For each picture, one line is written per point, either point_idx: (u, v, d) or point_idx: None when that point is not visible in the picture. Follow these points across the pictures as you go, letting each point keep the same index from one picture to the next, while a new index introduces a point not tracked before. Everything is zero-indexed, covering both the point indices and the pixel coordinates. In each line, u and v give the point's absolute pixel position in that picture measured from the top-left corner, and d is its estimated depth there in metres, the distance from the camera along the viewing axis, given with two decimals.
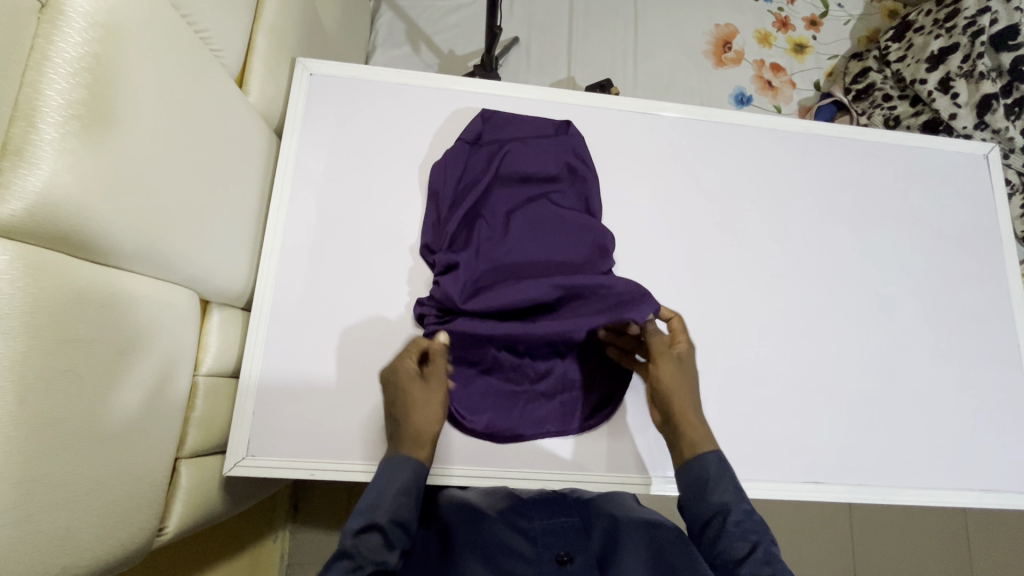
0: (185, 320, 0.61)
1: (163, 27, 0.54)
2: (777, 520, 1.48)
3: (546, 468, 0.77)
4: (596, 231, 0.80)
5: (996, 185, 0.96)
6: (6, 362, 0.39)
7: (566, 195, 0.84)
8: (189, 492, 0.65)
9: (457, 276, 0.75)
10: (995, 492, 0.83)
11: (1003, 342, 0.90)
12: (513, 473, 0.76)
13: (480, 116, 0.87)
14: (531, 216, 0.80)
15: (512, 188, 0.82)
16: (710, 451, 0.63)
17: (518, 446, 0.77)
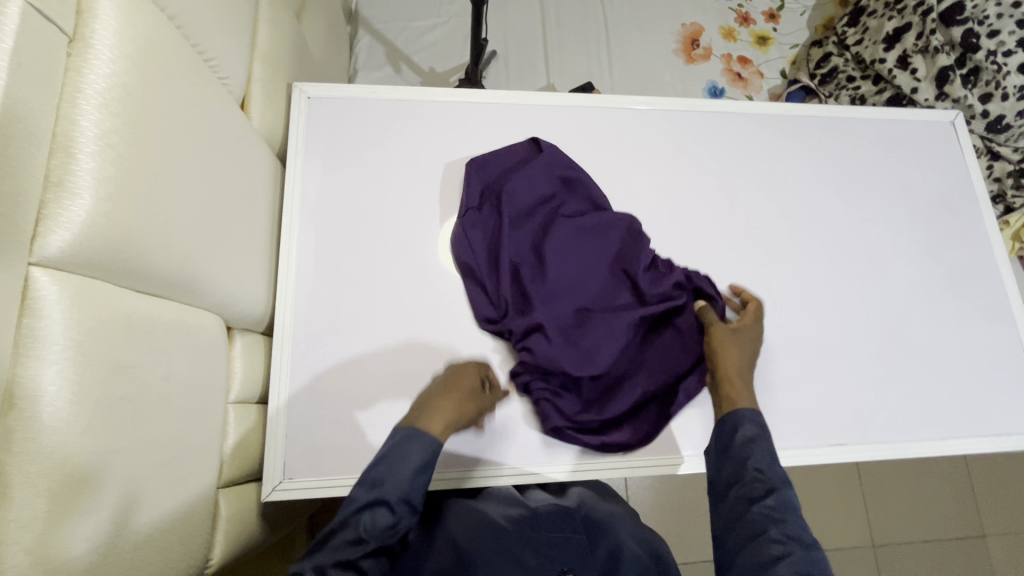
0: (215, 345, 0.61)
1: (178, 55, 0.55)
2: (793, 496, 1.51)
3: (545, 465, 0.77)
4: (619, 223, 0.85)
5: (966, 146, 1.02)
6: (56, 391, 0.39)
7: (572, 206, 0.87)
8: (230, 522, 0.64)
9: (546, 336, 0.76)
10: (1006, 436, 0.87)
11: (992, 292, 0.95)
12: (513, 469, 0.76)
13: (472, 163, 0.87)
14: (558, 243, 0.83)
15: (527, 227, 0.84)
16: (752, 413, 0.65)
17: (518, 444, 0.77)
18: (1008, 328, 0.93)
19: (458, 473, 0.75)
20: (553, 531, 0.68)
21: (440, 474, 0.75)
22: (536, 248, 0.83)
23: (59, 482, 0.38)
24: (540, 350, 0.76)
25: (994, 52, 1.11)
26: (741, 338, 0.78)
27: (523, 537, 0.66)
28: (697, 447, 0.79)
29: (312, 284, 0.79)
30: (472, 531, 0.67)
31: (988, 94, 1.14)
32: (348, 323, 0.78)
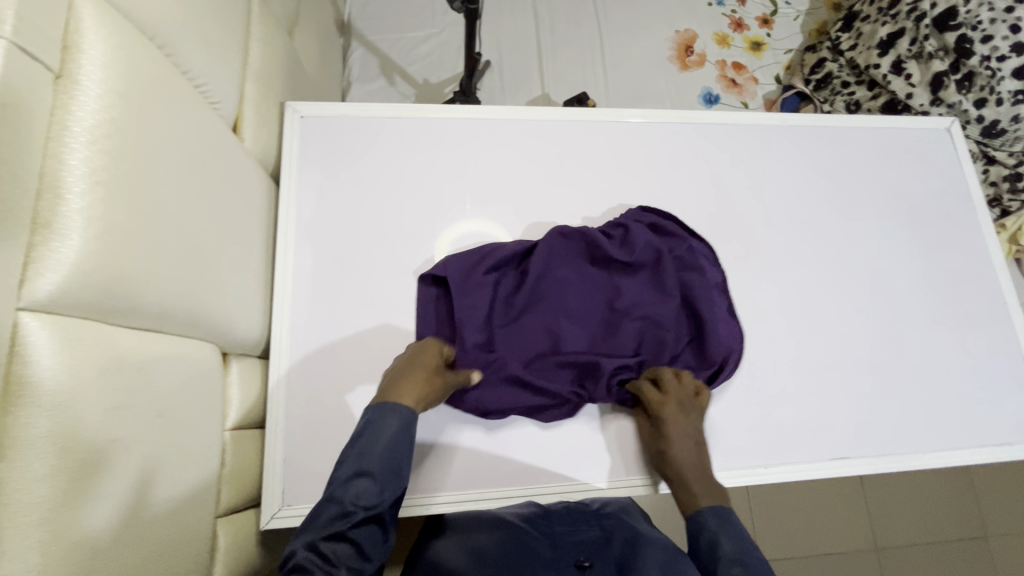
0: (210, 375, 0.61)
1: (167, 83, 0.54)
2: (796, 502, 1.50)
3: (549, 482, 0.77)
4: (566, 240, 0.82)
5: (962, 153, 1.02)
6: (48, 436, 0.38)
7: (512, 280, 0.81)
8: (229, 552, 0.63)
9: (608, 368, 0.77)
10: (1008, 446, 0.86)
11: (992, 299, 0.94)
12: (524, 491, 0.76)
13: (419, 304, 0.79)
14: (543, 308, 0.80)
15: (507, 319, 0.79)
16: (705, 506, 0.66)
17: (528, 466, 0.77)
18: (1008, 336, 0.93)
19: (460, 496, 0.75)
20: (570, 532, 0.71)
21: (442, 499, 0.75)
22: (526, 334, 0.79)
23: (54, 530, 0.38)
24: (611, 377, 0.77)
25: (987, 57, 1.11)
26: (686, 429, 0.73)
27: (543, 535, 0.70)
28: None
29: (309, 306, 0.78)
30: (488, 536, 0.70)
31: (982, 99, 1.14)
32: (344, 346, 0.77)
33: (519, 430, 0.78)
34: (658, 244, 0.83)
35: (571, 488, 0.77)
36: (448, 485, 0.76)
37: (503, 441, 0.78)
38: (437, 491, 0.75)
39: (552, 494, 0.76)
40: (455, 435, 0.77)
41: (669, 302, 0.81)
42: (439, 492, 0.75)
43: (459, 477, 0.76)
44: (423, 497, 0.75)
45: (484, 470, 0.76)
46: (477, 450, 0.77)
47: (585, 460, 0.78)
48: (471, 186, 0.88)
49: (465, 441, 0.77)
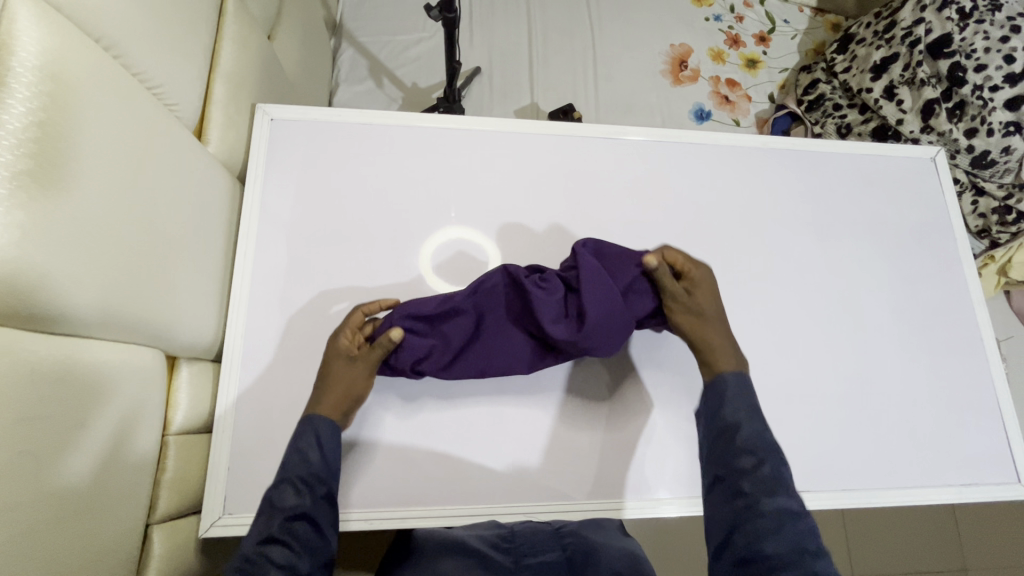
0: (147, 380, 0.60)
1: (107, 83, 0.53)
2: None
3: (503, 499, 0.77)
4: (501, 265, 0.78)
5: (946, 184, 1.00)
6: None
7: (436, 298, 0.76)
8: (164, 560, 0.62)
9: (545, 302, 0.73)
10: (976, 486, 0.84)
11: (970, 336, 0.92)
12: (502, 506, 0.77)
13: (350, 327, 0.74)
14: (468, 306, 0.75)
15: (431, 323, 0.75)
16: (728, 371, 0.62)
17: (506, 480, 0.78)
18: (982, 374, 0.91)
19: (412, 511, 0.75)
20: (534, 552, 0.68)
21: (393, 512, 0.75)
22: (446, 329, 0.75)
23: None
24: (542, 301, 0.73)
25: (979, 86, 1.10)
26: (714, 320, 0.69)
27: (509, 557, 0.67)
28: (671, 490, 0.80)
29: (266, 312, 0.77)
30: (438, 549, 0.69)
31: (973, 129, 1.12)
32: (298, 354, 0.76)
33: (491, 447, 0.79)
34: (595, 249, 0.76)
35: (552, 506, 0.78)
36: (420, 500, 0.76)
37: (461, 455, 0.78)
38: (385, 504, 0.75)
39: (510, 513, 0.77)
40: (431, 450, 0.77)
41: (604, 291, 0.72)
42: (389, 506, 0.75)
43: (435, 492, 0.76)
44: (385, 512, 0.75)
45: (436, 486, 0.77)
46: (453, 464, 0.77)
47: (547, 478, 0.78)
48: (441, 196, 0.87)
49: (444, 455, 0.78)
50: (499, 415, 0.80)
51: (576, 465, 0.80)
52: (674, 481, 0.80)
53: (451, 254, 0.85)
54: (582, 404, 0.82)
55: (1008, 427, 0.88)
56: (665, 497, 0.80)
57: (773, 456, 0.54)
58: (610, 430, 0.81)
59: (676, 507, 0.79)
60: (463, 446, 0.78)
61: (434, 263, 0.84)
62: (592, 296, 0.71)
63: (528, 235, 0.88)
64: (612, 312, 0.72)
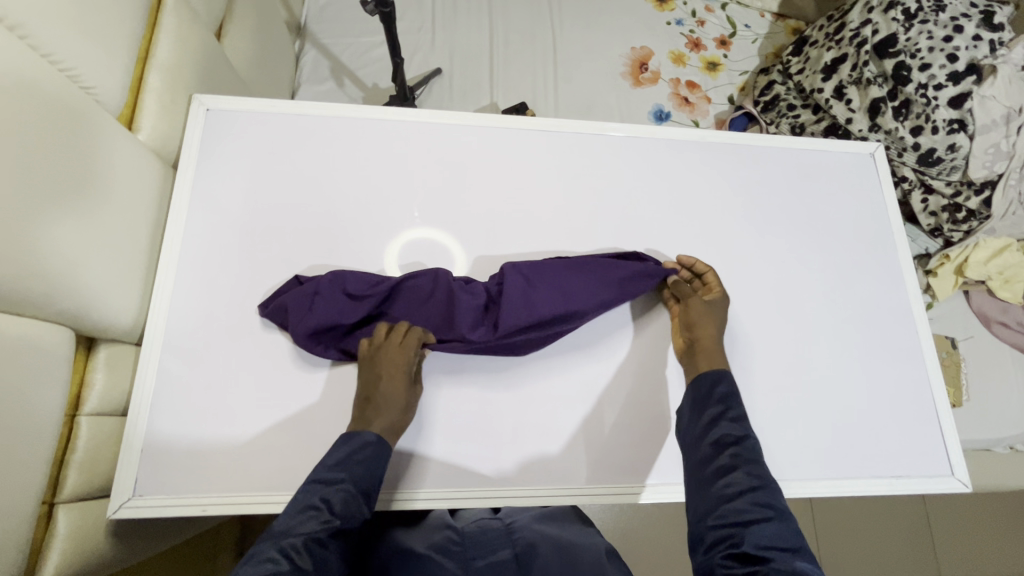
0: (49, 356, 0.60)
1: (6, 60, 0.54)
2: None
3: (499, 485, 0.78)
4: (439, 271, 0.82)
5: (885, 180, 1.00)
6: None
7: (364, 281, 0.79)
8: (67, 540, 0.62)
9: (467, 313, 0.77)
10: (906, 479, 0.84)
11: (905, 328, 0.92)
12: (497, 491, 0.77)
13: (271, 298, 0.77)
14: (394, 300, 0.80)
15: (350, 303, 0.77)
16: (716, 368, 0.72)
17: (499, 465, 0.78)
18: (916, 366, 0.90)
19: (408, 497, 0.76)
20: (484, 555, 0.69)
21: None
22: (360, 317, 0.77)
23: None
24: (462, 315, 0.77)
25: (924, 85, 1.11)
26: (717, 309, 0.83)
27: (456, 562, 0.68)
28: (615, 478, 0.80)
29: (190, 298, 0.78)
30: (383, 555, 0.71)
31: (919, 127, 1.12)
32: (221, 338, 0.77)
33: (488, 429, 0.79)
34: (529, 273, 0.81)
35: (549, 492, 0.78)
36: (416, 486, 0.76)
37: (459, 441, 0.78)
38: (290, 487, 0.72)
39: (500, 499, 0.77)
40: (428, 436, 0.78)
41: (521, 311, 0.78)
42: (391, 492, 0.75)
43: (429, 477, 0.77)
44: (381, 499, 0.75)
45: (421, 470, 0.77)
46: (448, 450, 0.78)
47: (541, 463, 0.79)
48: (376, 187, 0.88)
49: (439, 438, 0.78)
50: (472, 397, 0.80)
51: (512, 448, 0.79)
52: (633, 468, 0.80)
53: (424, 255, 0.86)
54: (558, 387, 0.82)
55: (942, 421, 0.87)
56: (623, 484, 0.80)
57: (760, 463, 0.60)
58: (605, 415, 0.82)
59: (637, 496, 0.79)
60: (461, 432, 0.79)
61: (402, 262, 0.85)
62: (509, 316, 0.77)
63: (461, 226, 0.88)
64: (519, 329, 0.78)
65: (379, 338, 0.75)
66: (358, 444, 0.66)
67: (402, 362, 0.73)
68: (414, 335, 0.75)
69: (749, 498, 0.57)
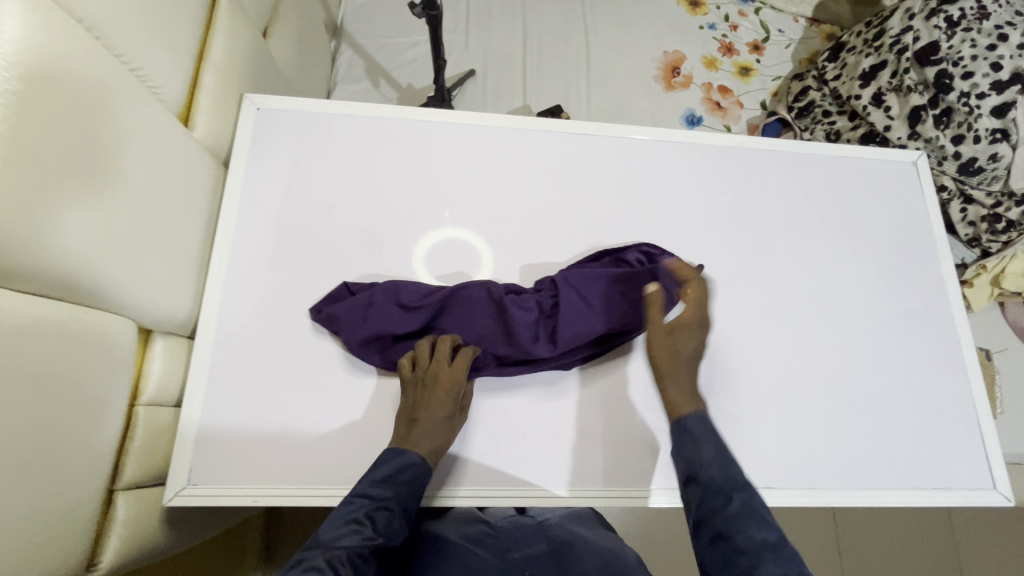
0: (114, 348, 0.62)
1: (85, 60, 0.56)
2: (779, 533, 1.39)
3: (545, 486, 0.78)
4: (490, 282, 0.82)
5: (928, 189, 1.00)
6: None
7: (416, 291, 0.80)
8: (126, 527, 0.64)
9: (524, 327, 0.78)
10: (948, 491, 0.83)
11: (948, 338, 0.92)
12: (543, 491, 0.78)
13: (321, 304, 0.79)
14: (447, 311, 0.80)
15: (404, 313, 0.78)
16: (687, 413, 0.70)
17: (546, 465, 0.79)
18: (958, 377, 0.90)
19: (456, 495, 0.76)
20: (519, 547, 0.72)
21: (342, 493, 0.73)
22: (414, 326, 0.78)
23: None
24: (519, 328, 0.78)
25: (966, 94, 1.10)
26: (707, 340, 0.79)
27: (494, 556, 0.70)
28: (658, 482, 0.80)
29: (241, 293, 0.80)
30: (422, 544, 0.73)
31: (960, 136, 1.12)
32: (271, 334, 0.78)
33: (535, 429, 0.80)
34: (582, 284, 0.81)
35: (594, 494, 0.78)
36: (463, 484, 0.77)
37: (506, 441, 0.79)
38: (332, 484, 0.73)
39: (547, 499, 0.77)
40: (476, 435, 0.79)
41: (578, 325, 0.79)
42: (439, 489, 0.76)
43: (476, 476, 0.77)
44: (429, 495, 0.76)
45: (469, 468, 0.77)
46: (496, 450, 0.78)
47: (586, 465, 0.79)
48: (420, 188, 0.89)
49: (487, 438, 0.79)
50: (520, 398, 0.81)
51: (539, 447, 0.79)
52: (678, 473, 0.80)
53: (448, 250, 0.87)
54: (605, 391, 0.82)
55: (984, 434, 0.87)
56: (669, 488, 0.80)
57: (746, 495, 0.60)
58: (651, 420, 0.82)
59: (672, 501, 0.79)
60: (508, 432, 0.79)
61: (428, 256, 0.86)
62: (567, 331, 0.78)
63: (503, 228, 0.89)
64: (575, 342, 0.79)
65: (425, 360, 0.75)
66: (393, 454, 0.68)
67: (451, 385, 0.73)
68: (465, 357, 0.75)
69: (744, 535, 0.56)
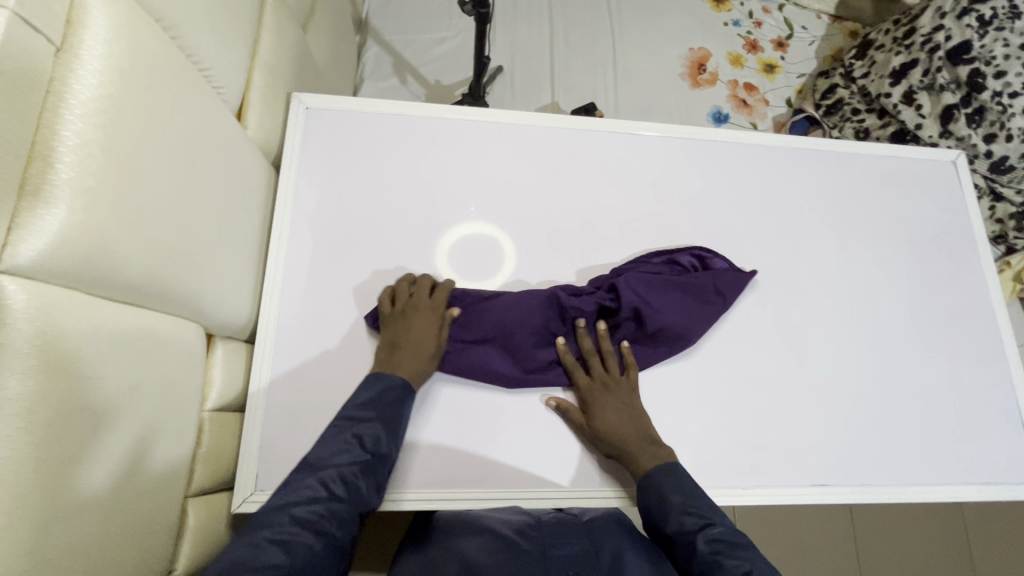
0: (188, 353, 0.61)
1: (164, 61, 0.55)
2: (806, 522, 1.40)
3: (541, 485, 0.77)
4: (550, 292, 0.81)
5: (966, 187, 1.01)
6: (31, 400, 0.40)
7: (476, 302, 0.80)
8: (197, 533, 0.63)
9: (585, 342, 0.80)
10: (995, 486, 0.85)
11: (988, 335, 0.93)
12: (544, 491, 0.77)
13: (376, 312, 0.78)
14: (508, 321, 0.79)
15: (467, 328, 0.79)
16: (651, 468, 0.69)
17: (546, 465, 0.78)
18: (1000, 372, 0.91)
19: (451, 494, 0.75)
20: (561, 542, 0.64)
21: (432, 499, 0.74)
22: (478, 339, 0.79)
23: (25, 494, 0.39)
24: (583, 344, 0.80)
25: (999, 93, 1.11)
26: (615, 403, 0.77)
27: (535, 546, 0.64)
28: (718, 480, 0.80)
29: (299, 297, 0.79)
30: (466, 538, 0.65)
31: (992, 134, 1.13)
32: (330, 338, 0.78)
33: (535, 429, 0.79)
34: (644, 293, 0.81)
35: (595, 493, 0.78)
36: (460, 483, 0.76)
37: (501, 439, 0.78)
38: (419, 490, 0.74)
39: (549, 498, 0.77)
40: (475, 433, 0.78)
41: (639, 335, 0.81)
42: (435, 487, 0.75)
43: (476, 474, 0.76)
44: (423, 493, 0.74)
45: (470, 466, 0.76)
46: (499, 449, 0.78)
47: (588, 464, 0.79)
48: (471, 188, 0.89)
49: (485, 435, 0.78)
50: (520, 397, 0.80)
51: (531, 443, 0.79)
52: (735, 470, 0.81)
53: (475, 242, 0.86)
54: None
55: None
56: (727, 486, 0.80)
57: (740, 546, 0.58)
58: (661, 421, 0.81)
59: (734, 498, 0.80)
60: (504, 430, 0.78)
61: (455, 245, 0.86)
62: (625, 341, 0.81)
63: (554, 227, 0.89)
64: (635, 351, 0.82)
65: (404, 295, 0.77)
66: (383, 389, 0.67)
67: (430, 314, 0.76)
68: (440, 293, 0.78)
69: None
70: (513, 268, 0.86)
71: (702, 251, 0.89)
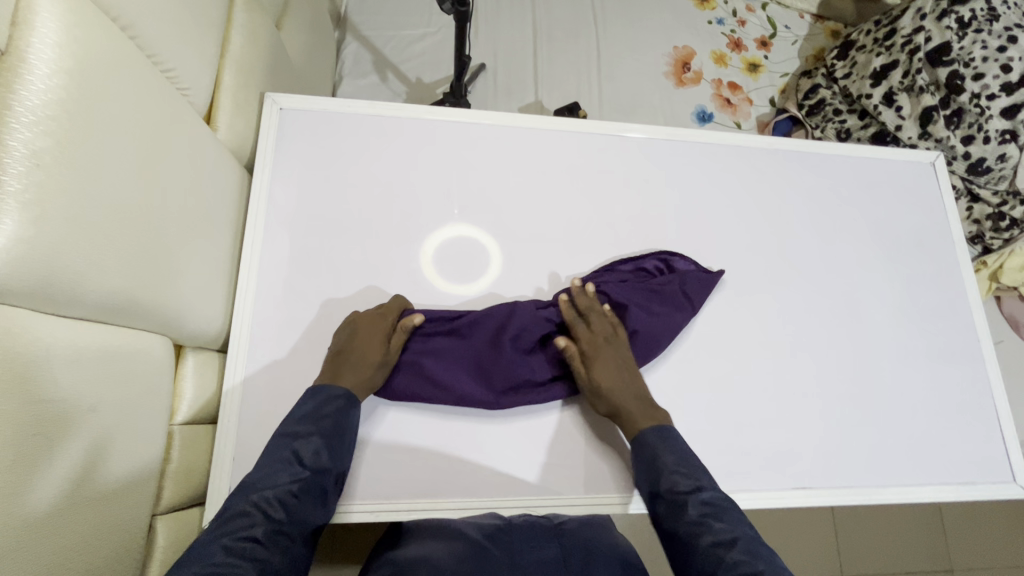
0: (154, 366, 0.59)
1: (123, 63, 0.52)
2: (790, 519, 1.41)
3: (510, 494, 0.76)
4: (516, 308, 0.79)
5: (944, 189, 1.02)
6: None
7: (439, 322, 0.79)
8: (167, 551, 0.61)
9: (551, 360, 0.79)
10: (972, 485, 0.86)
11: (965, 335, 0.94)
12: (512, 500, 0.76)
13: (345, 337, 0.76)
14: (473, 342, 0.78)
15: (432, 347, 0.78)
16: (648, 429, 0.70)
17: (514, 474, 0.77)
18: (977, 371, 0.93)
19: (417, 504, 0.74)
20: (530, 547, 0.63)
21: (415, 505, 0.74)
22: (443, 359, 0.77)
23: None
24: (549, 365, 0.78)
25: (977, 95, 1.12)
26: (615, 361, 0.76)
27: (504, 550, 0.62)
28: None
29: (273, 305, 0.77)
30: (437, 542, 0.64)
31: (970, 136, 1.14)
32: (304, 347, 0.76)
33: (501, 438, 0.78)
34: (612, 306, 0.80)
35: (565, 502, 0.76)
36: (427, 493, 0.75)
37: (467, 448, 0.77)
38: (401, 497, 0.74)
39: (519, 507, 0.75)
40: (440, 442, 0.77)
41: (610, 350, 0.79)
42: (402, 497, 0.74)
43: (443, 483, 0.75)
44: (389, 504, 0.73)
45: (437, 475, 0.75)
46: (466, 458, 0.77)
47: (558, 472, 0.78)
48: (451, 190, 0.87)
49: (450, 443, 0.77)
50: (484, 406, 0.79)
51: (507, 446, 0.78)
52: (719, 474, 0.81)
53: (455, 246, 0.85)
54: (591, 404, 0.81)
55: (1004, 426, 0.90)
56: None
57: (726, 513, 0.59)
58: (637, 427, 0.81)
59: None
60: (469, 439, 0.77)
61: (437, 252, 0.84)
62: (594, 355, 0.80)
63: (536, 230, 0.88)
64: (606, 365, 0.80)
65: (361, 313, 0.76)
66: (324, 400, 0.66)
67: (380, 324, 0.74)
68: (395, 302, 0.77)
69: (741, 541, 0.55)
70: (497, 272, 0.85)
71: (673, 258, 0.88)
